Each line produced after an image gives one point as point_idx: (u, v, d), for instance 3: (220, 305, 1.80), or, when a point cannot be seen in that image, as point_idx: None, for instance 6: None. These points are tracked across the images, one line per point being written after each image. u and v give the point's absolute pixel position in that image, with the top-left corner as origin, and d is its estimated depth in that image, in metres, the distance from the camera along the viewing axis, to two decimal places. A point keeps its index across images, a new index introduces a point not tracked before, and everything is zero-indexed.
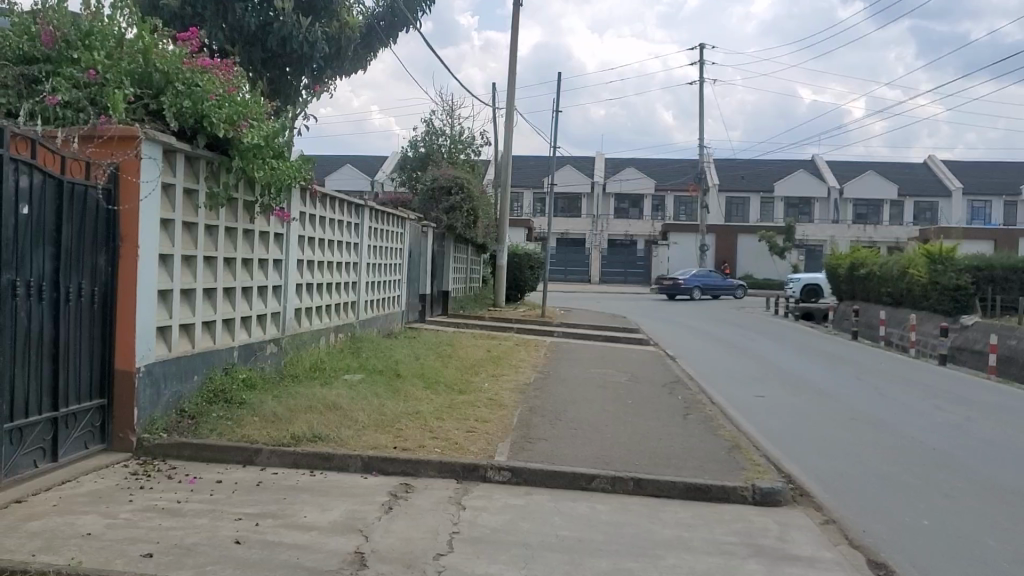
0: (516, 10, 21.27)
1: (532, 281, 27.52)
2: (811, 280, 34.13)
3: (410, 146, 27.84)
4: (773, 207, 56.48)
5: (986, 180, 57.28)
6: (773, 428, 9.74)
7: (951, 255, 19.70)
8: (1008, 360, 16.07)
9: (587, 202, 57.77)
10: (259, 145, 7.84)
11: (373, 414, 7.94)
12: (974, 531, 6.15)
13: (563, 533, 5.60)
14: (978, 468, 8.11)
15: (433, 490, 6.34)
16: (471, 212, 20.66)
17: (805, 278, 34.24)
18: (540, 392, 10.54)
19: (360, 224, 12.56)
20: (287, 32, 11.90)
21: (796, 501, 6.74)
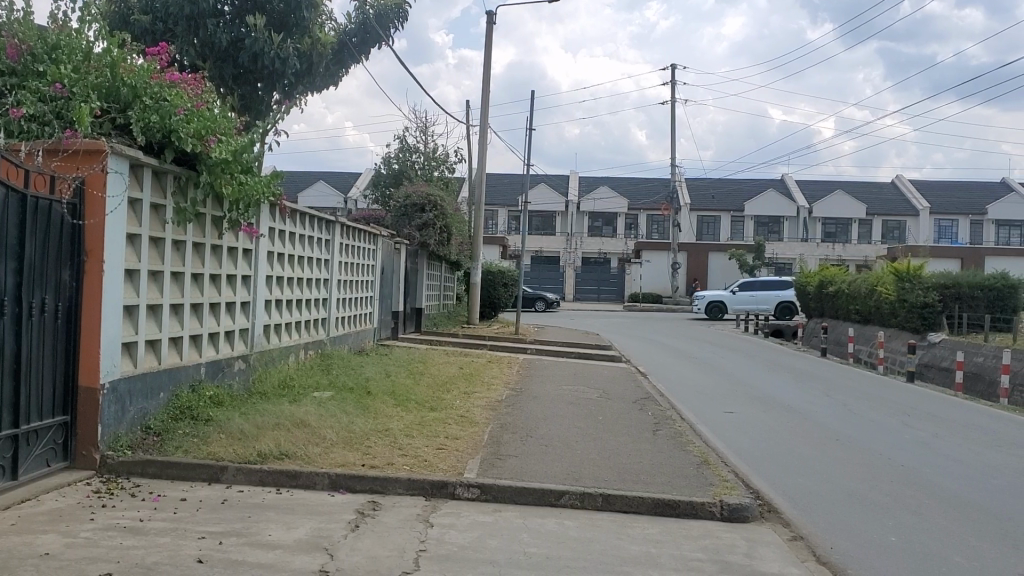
0: (491, 28, 21.37)
1: (506, 299, 27.50)
2: (713, 296, 35.38)
3: (384, 163, 27.78)
4: (744, 226, 57.02)
5: (952, 199, 58.08)
6: (741, 445, 9.76)
7: (919, 273, 19.80)
8: (975, 376, 16.26)
9: (560, 220, 58.07)
10: (227, 161, 7.79)
11: (342, 432, 7.86)
12: (941, 547, 6.18)
13: (530, 550, 5.56)
14: (944, 485, 8.14)
15: (401, 508, 6.29)
16: (444, 228, 20.63)
17: (708, 294, 35.66)
18: (512, 409, 10.53)
19: (331, 240, 12.49)
20: (260, 48, 11.88)
21: (764, 517, 6.76)
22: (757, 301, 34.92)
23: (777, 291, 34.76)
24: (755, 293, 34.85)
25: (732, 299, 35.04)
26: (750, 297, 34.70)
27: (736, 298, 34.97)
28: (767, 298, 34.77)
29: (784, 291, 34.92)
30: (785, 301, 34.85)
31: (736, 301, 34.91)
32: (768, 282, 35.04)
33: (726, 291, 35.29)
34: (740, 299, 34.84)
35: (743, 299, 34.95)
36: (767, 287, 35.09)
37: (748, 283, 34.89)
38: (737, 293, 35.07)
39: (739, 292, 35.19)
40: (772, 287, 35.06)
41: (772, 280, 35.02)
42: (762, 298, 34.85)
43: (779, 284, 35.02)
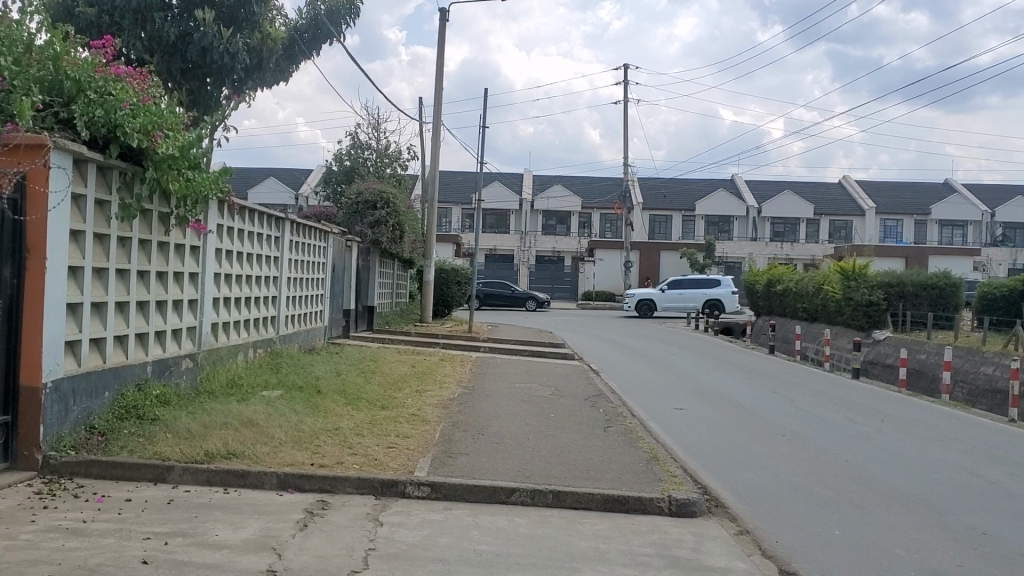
0: (444, 26, 21.32)
1: (459, 297, 27.44)
2: (643, 295, 35.82)
3: (335, 160, 27.55)
4: (695, 225, 57.64)
5: (897, 199, 59.20)
6: (690, 441, 9.88)
7: (864, 272, 20.19)
8: (918, 372, 16.63)
9: (514, 219, 58.15)
10: (174, 157, 7.70)
11: (291, 431, 7.80)
12: (882, 540, 6.32)
13: (480, 548, 5.57)
14: (886, 478, 8.32)
15: (350, 507, 6.27)
16: (397, 226, 20.53)
17: (639, 291, 35.97)
18: (464, 407, 10.54)
19: (281, 237, 12.38)
20: (208, 42, 11.74)
21: (711, 511, 6.85)
22: (685, 298, 35.46)
23: (704, 290, 35.24)
24: (682, 290, 35.32)
25: (661, 297, 35.72)
26: (678, 296, 35.40)
27: (665, 296, 35.54)
28: (693, 296, 35.17)
29: (710, 289, 35.30)
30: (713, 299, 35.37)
31: (665, 300, 35.68)
32: (697, 280, 35.58)
33: (656, 290, 35.85)
34: (669, 297, 35.42)
35: (672, 297, 35.49)
36: (696, 285, 35.59)
37: (677, 281, 35.47)
38: (667, 290, 35.76)
39: (668, 289, 35.79)
40: (700, 285, 35.52)
41: (700, 279, 35.51)
42: (690, 296, 35.33)
43: (706, 283, 35.45)
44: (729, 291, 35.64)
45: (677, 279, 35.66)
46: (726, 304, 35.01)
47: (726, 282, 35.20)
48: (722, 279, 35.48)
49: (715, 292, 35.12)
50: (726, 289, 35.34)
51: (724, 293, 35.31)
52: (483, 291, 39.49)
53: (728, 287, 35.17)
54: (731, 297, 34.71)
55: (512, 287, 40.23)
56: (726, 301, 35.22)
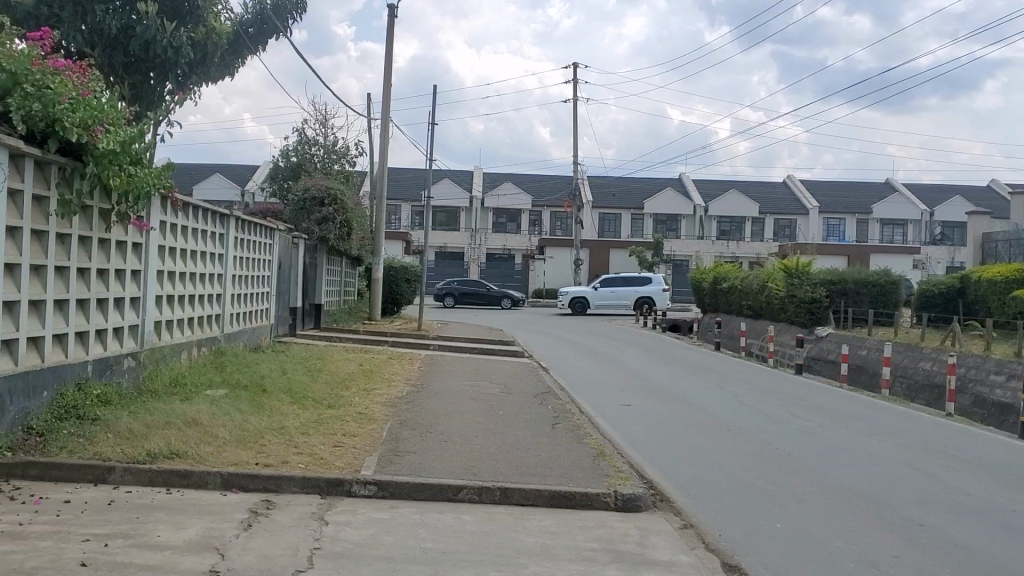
0: (392, 22, 21.22)
1: (408, 294, 27.34)
2: (576, 293, 36.01)
3: (282, 155, 27.25)
4: (643, 223, 58.18)
5: (840, 199, 60.30)
6: (638, 436, 9.98)
7: (807, 270, 20.61)
8: (859, 368, 16.98)
9: (464, 216, 58.16)
10: (116, 151, 7.59)
11: (235, 431, 7.71)
12: (821, 532, 6.44)
13: (427, 545, 5.57)
14: (828, 472, 8.49)
15: (296, 506, 6.22)
16: (344, 224, 20.39)
17: (571, 289, 36.10)
18: (412, 405, 10.51)
19: (226, 235, 12.23)
20: (152, 35, 11.53)
21: (657, 506, 6.93)
22: (618, 297, 35.92)
23: (635, 288, 35.77)
24: (615, 289, 35.87)
25: (594, 295, 36.05)
26: (610, 293, 35.80)
27: (597, 294, 35.92)
28: (625, 294, 35.70)
29: (642, 287, 35.82)
30: (644, 297, 35.72)
31: (598, 297, 35.91)
32: (629, 279, 36.17)
33: (589, 288, 36.17)
34: (603, 294, 35.85)
35: (605, 294, 35.87)
36: (628, 284, 36.24)
37: (609, 279, 35.90)
38: (600, 289, 36.13)
39: (600, 288, 36.16)
40: (632, 284, 36.18)
41: (632, 278, 36.19)
42: (622, 294, 35.87)
43: (637, 282, 36.10)
44: (662, 288, 35.91)
45: (610, 278, 36.11)
46: (658, 300, 35.43)
47: (657, 280, 35.69)
48: (653, 278, 36.00)
49: (646, 289, 35.57)
50: (657, 287, 35.77)
51: (655, 291, 35.66)
52: (456, 289, 39.74)
53: (658, 285, 35.61)
54: (662, 294, 35.04)
55: (488, 286, 40.31)
56: (657, 300, 35.51)
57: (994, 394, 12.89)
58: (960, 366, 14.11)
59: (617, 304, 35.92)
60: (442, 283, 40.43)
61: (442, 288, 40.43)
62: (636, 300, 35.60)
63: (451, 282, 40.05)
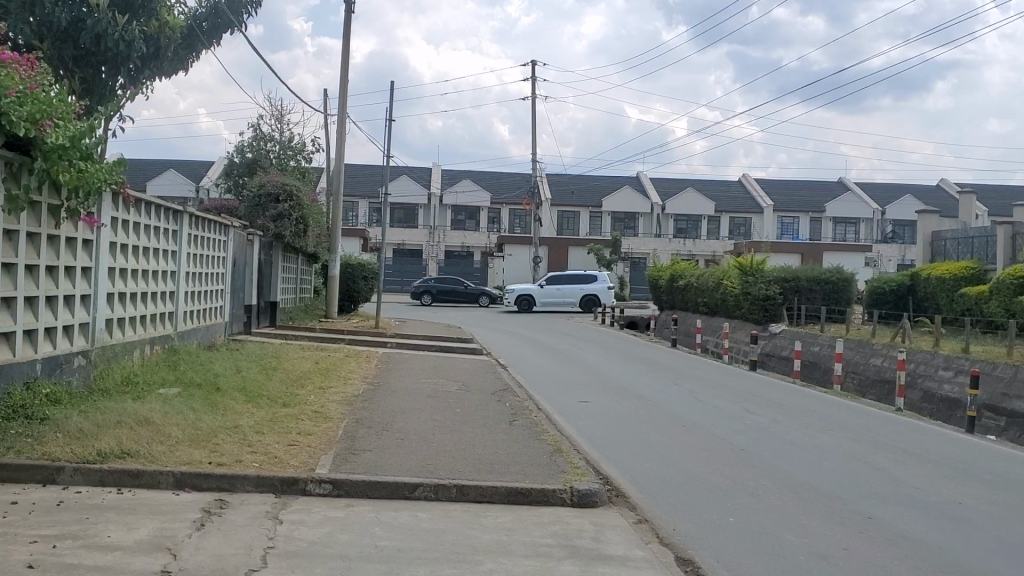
0: (349, 17, 21.09)
1: (366, 292, 27.19)
2: (521, 290, 35.98)
3: (237, 151, 26.96)
4: (601, 221, 58.51)
5: (794, 197, 61.12)
6: (594, 433, 10.04)
7: (761, 268, 20.80)
8: (812, 364, 17.23)
9: (423, 213, 58.05)
10: (66, 146, 7.45)
11: (188, 430, 7.62)
12: (774, 526, 6.52)
13: (382, 543, 5.56)
14: (783, 467, 8.60)
15: (250, 505, 6.17)
16: (301, 221, 20.22)
17: (517, 287, 36.10)
18: (368, 403, 10.47)
19: (179, 231, 12.07)
20: (104, 28, 11.30)
21: (612, 501, 6.98)
22: (563, 294, 36.15)
23: (580, 285, 36.16)
24: (561, 286, 36.04)
25: (540, 292, 36.13)
26: (556, 291, 35.98)
27: (544, 291, 35.96)
28: (571, 292, 36.07)
29: (588, 284, 36.28)
30: (589, 294, 36.26)
31: (544, 294, 35.97)
32: (573, 276, 36.47)
33: (534, 285, 36.19)
34: (549, 292, 35.97)
35: (551, 291, 36.00)
36: (572, 281, 36.50)
37: (555, 277, 36.11)
38: (545, 286, 36.22)
39: (546, 286, 36.25)
40: (576, 281, 36.49)
41: (576, 275, 36.46)
42: (568, 291, 36.14)
43: (582, 279, 36.49)
44: (607, 286, 36.49)
45: (555, 276, 36.35)
46: (602, 298, 36.02)
47: (602, 278, 36.26)
48: (598, 276, 36.50)
49: (591, 286, 36.08)
50: (602, 284, 36.35)
51: (601, 288, 36.20)
52: (434, 287, 39.83)
53: (604, 283, 36.14)
54: (607, 292, 35.73)
55: (465, 283, 40.66)
56: (602, 297, 36.12)
57: (942, 389, 13.17)
58: (910, 362, 14.39)
59: (563, 301, 36.12)
60: (419, 282, 40.55)
61: (419, 286, 40.47)
62: (582, 297, 36.06)
63: (428, 281, 40.16)
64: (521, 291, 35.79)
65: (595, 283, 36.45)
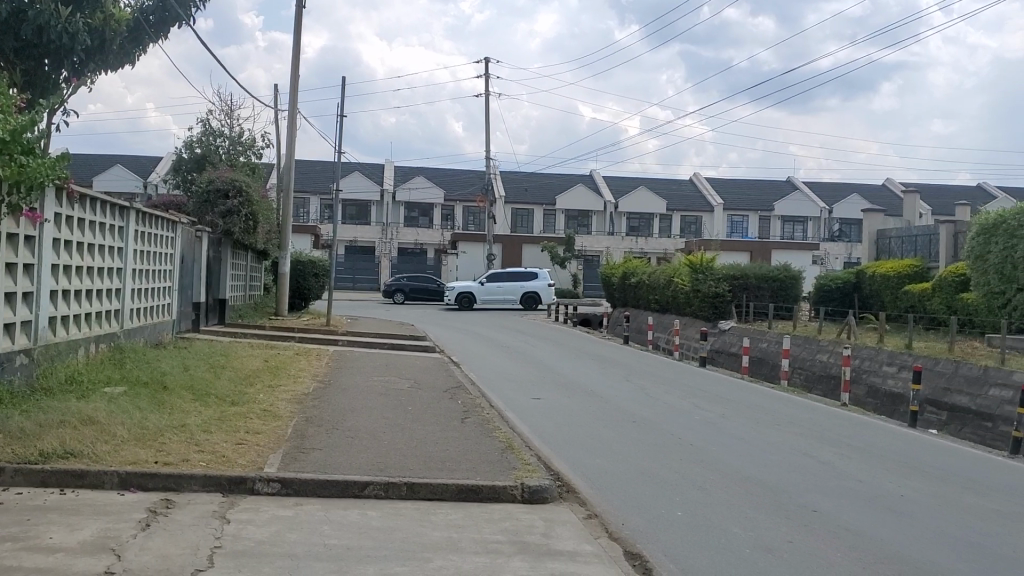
0: (300, 12, 20.90)
1: (317, 289, 26.97)
2: (462, 288, 35.81)
3: (185, 147, 26.56)
4: (555, 219, 58.75)
5: (744, 196, 61.90)
6: (545, 429, 10.09)
7: (711, 265, 21.01)
8: (759, 360, 17.46)
9: (376, 210, 57.77)
10: (6, 141, 7.27)
11: (134, 429, 7.51)
12: (720, 519, 6.61)
13: (331, 542, 5.53)
14: (731, 461, 8.72)
15: (197, 505, 6.10)
16: (250, 217, 19.99)
17: (457, 284, 35.92)
18: (318, 401, 10.39)
19: (124, 228, 11.86)
20: (47, 19, 11.03)
21: (563, 497, 7.02)
22: (503, 291, 36.24)
23: (521, 283, 36.31)
24: (501, 284, 36.11)
25: (481, 290, 36.00)
26: (497, 288, 36.02)
27: (484, 289, 35.87)
28: (511, 289, 36.25)
29: (528, 281, 36.48)
30: (530, 291, 36.49)
31: (485, 292, 35.94)
32: (513, 274, 36.55)
33: (474, 282, 36.06)
34: (490, 290, 35.91)
35: (492, 289, 35.95)
36: (512, 278, 36.58)
37: (495, 274, 36.14)
38: (486, 284, 36.14)
39: (487, 283, 36.19)
40: (517, 278, 36.59)
41: (517, 272, 36.55)
42: (509, 289, 36.25)
43: (523, 277, 36.62)
44: (547, 284, 36.78)
45: (496, 274, 36.35)
46: (543, 295, 36.33)
47: (542, 275, 36.53)
48: (538, 274, 36.75)
49: (532, 284, 36.31)
50: (542, 281, 36.62)
51: (541, 287, 36.45)
52: (407, 286, 39.85)
53: (544, 280, 36.41)
54: (548, 291, 36.11)
55: (438, 283, 40.77)
56: (542, 294, 36.42)
57: (886, 384, 13.45)
58: (855, 358, 14.67)
59: (504, 298, 36.20)
60: (392, 280, 40.47)
61: (391, 284, 40.44)
62: (522, 294, 36.25)
63: (400, 279, 40.15)
64: (462, 288, 35.64)
65: (535, 280, 36.69)
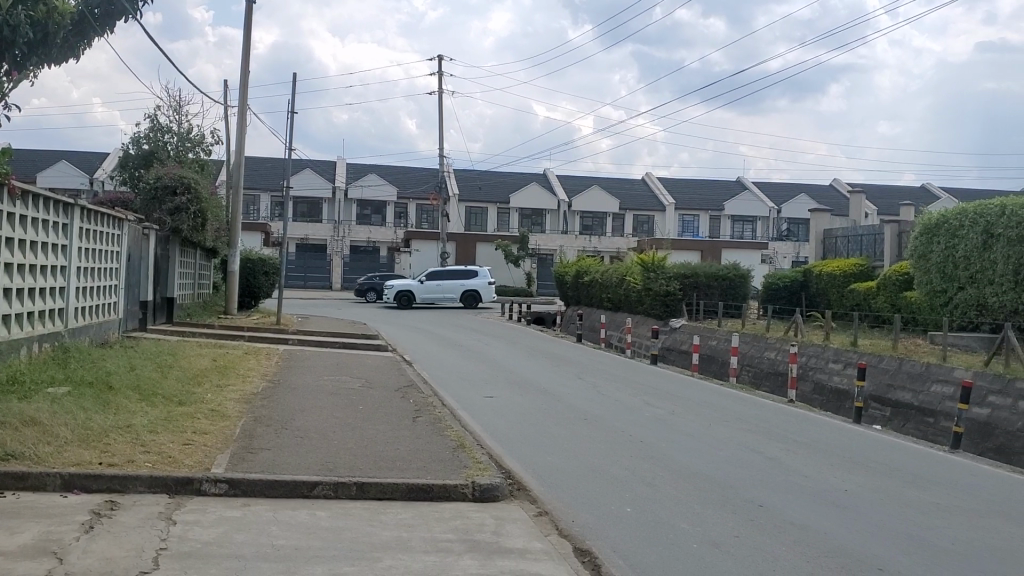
0: (251, 8, 20.65)
1: (267, 288, 26.70)
2: (401, 286, 35.59)
3: (132, 143, 26.10)
4: (509, 218, 58.86)
5: (696, 196, 62.50)
6: (497, 428, 10.10)
7: (662, 263, 21.22)
8: (709, 358, 17.66)
9: (327, 207, 57.33)
10: None
11: (77, 430, 7.38)
12: (668, 515, 6.68)
13: (279, 542, 5.49)
14: (681, 458, 8.81)
15: (142, 506, 6.01)
16: (199, 214, 19.72)
17: (397, 283, 35.70)
18: (267, 401, 10.29)
19: (68, 225, 11.63)
20: None
21: (513, 495, 7.04)
22: (442, 289, 36.14)
23: (461, 281, 36.30)
24: (441, 282, 36.03)
25: (420, 288, 35.79)
26: (436, 287, 35.92)
27: (423, 287, 35.70)
28: (451, 288, 36.20)
29: (468, 280, 36.46)
30: (469, 290, 36.57)
31: (424, 290, 35.74)
32: (453, 272, 36.40)
33: (414, 281, 35.84)
34: (430, 288, 35.76)
35: (431, 287, 35.82)
36: (452, 277, 36.48)
37: (435, 273, 35.99)
38: (425, 282, 35.98)
39: (426, 282, 36.03)
40: (457, 277, 36.51)
41: (457, 271, 36.46)
42: (448, 287, 36.20)
43: (462, 274, 36.50)
44: (487, 283, 36.90)
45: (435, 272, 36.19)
46: (483, 293, 36.47)
47: (482, 273, 36.56)
48: (478, 272, 36.79)
49: (471, 282, 36.34)
50: (482, 279, 36.67)
51: (481, 285, 36.55)
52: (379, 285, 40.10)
53: (484, 278, 36.45)
54: (487, 288, 36.30)
55: None
56: (483, 293, 36.53)
57: (831, 381, 13.70)
58: (802, 355, 14.91)
59: (443, 297, 36.12)
60: (365, 280, 40.77)
61: (365, 283, 40.71)
62: (462, 293, 36.25)
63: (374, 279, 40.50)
64: (401, 287, 35.38)
65: (476, 278, 36.70)
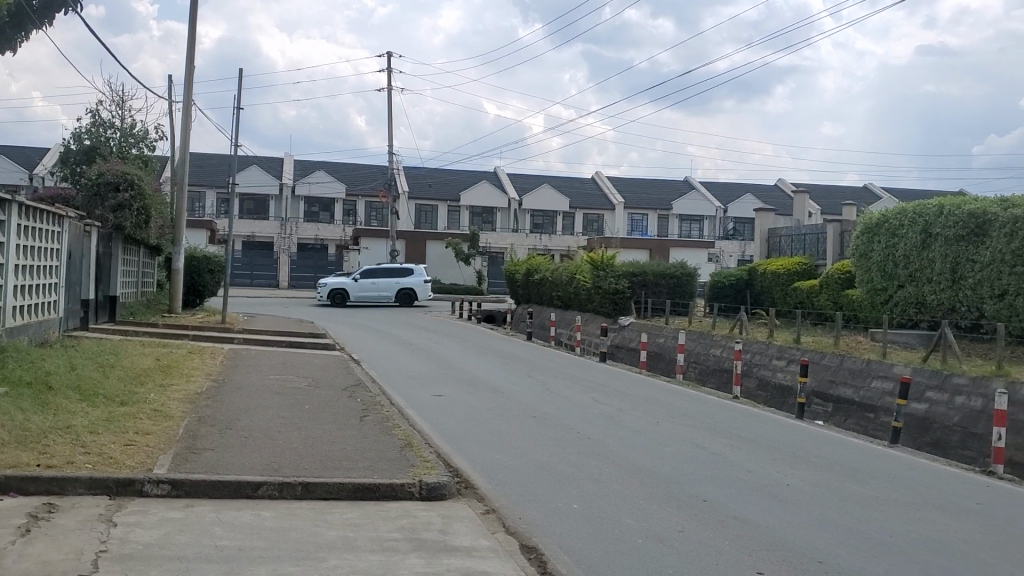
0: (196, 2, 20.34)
1: (213, 286, 26.34)
2: (335, 284, 35.41)
3: (73, 138, 25.55)
4: (460, 216, 58.84)
5: (645, 194, 63.05)
6: (446, 426, 10.07)
7: (611, 261, 21.29)
8: (657, 355, 17.82)
9: (274, 204, 56.73)
10: None
11: (15, 431, 7.21)
12: (614, 511, 6.74)
13: (222, 543, 5.43)
14: (628, 454, 8.87)
15: (82, 508, 5.91)
16: (143, 211, 19.38)
17: (332, 282, 35.52)
18: (212, 401, 10.15)
19: (5, 222, 11.35)
20: None
21: (461, 494, 7.05)
22: (377, 288, 36.03)
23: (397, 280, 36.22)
24: (377, 281, 35.90)
25: (354, 286, 35.66)
26: (371, 285, 35.78)
27: (358, 285, 35.56)
28: (386, 286, 36.09)
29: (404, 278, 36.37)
30: (405, 288, 36.53)
31: (358, 288, 35.56)
32: (388, 270, 36.30)
33: (348, 279, 35.68)
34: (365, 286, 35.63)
35: (367, 285, 35.69)
36: (387, 274, 36.39)
37: (370, 271, 35.87)
38: (360, 280, 35.84)
39: (361, 280, 35.89)
40: (393, 275, 36.44)
41: (393, 269, 36.38)
42: (383, 285, 36.08)
43: (399, 273, 36.46)
44: (422, 282, 36.88)
45: (370, 270, 36.06)
46: (420, 292, 36.43)
47: (418, 272, 36.52)
48: (414, 270, 36.73)
49: (408, 280, 36.27)
50: (419, 277, 36.61)
51: (417, 283, 36.48)
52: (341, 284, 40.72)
53: (420, 276, 36.40)
54: (423, 287, 36.21)
55: None
56: (419, 291, 36.48)
57: (776, 377, 13.92)
58: (746, 352, 15.14)
59: (379, 295, 36.01)
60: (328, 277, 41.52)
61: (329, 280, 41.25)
62: (398, 291, 36.17)
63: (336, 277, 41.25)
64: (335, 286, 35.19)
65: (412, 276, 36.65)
